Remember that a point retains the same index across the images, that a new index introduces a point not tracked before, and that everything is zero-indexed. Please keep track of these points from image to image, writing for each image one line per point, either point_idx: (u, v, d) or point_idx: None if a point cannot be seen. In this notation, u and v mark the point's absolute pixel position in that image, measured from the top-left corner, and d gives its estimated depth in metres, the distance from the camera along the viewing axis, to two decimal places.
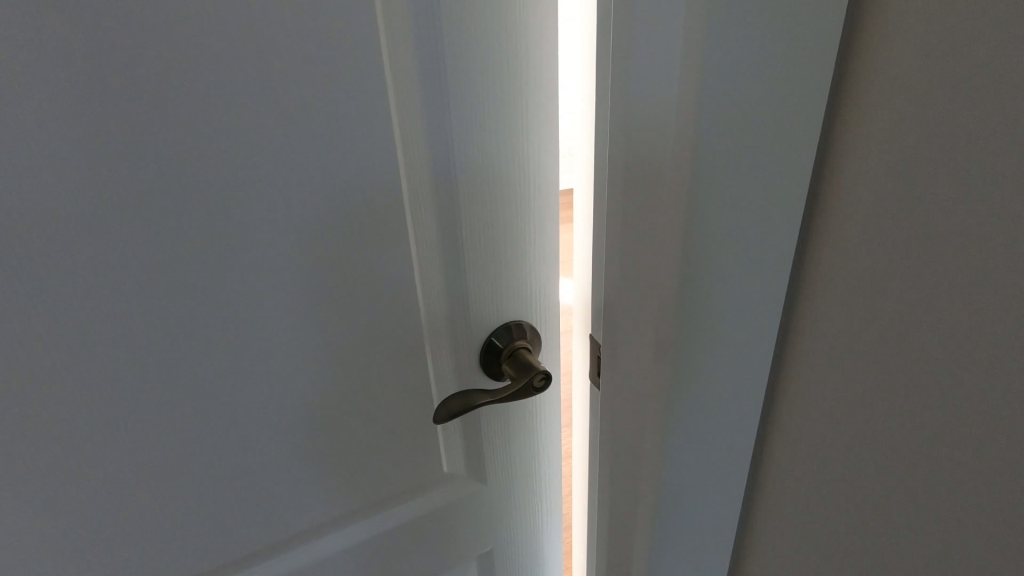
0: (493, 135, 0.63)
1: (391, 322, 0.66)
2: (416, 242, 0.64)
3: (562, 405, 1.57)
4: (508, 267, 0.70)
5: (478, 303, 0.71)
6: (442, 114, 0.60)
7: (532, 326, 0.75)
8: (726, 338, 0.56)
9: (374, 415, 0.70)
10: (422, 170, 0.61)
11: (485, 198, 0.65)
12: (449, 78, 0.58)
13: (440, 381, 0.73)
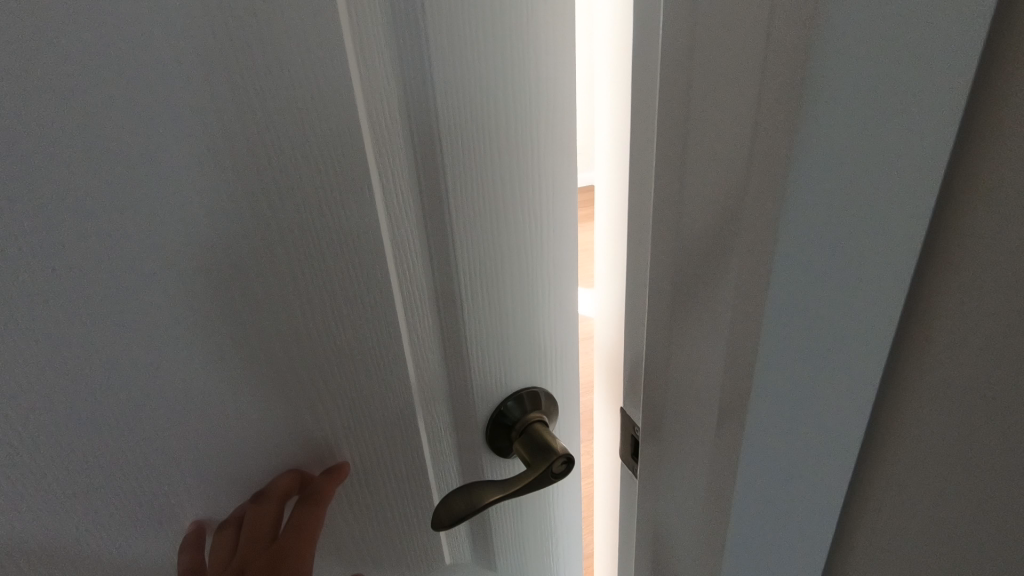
0: (484, 173, 0.59)
1: (390, 402, 0.64)
2: (409, 321, 0.62)
3: (582, 419, 1.46)
4: (510, 332, 0.68)
5: (478, 360, 0.67)
6: (433, 194, 0.58)
7: (548, 393, 0.73)
8: (794, 432, 0.47)
9: (377, 483, 0.68)
10: (415, 250, 0.59)
11: (484, 265, 0.63)
12: (438, 156, 0.56)
13: (437, 441, 0.70)
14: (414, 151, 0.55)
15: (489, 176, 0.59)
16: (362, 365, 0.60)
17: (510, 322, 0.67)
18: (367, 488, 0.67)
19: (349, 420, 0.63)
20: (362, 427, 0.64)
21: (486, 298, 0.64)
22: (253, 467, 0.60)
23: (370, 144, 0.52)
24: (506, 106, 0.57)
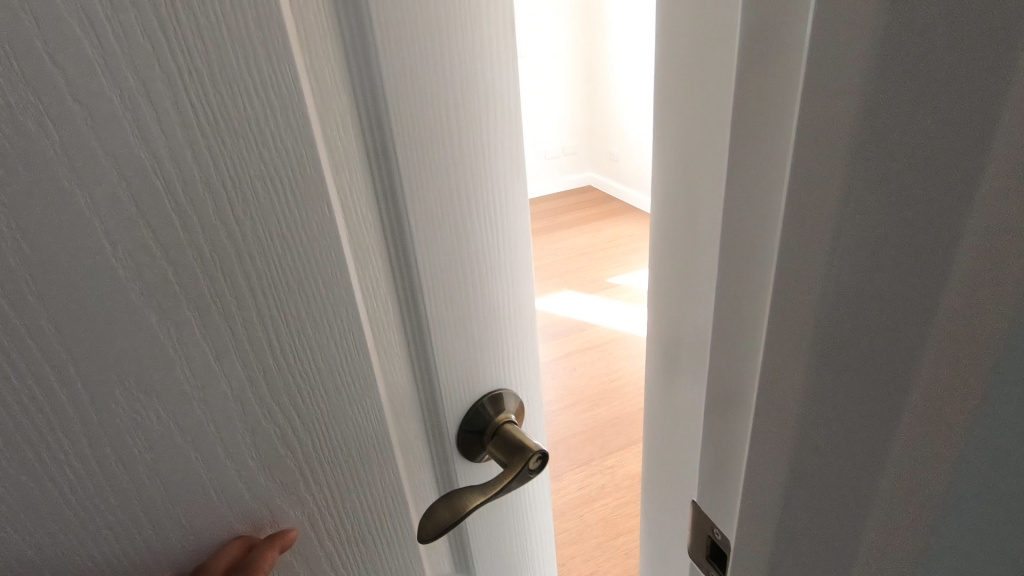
0: (448, 94, 0.42)
1: (367, 460, 0.46)
2: (371, 335, 0.44)
3: None
4: (491, 332, 0.51)
5: (457, 360, 0.50)
6: (385, 153, 0.41)
7: (495, 399, 0.54)
8: None
9: (343, 548, 0.48)
10: (365, 231, 0.42)
11: (456, 241, 0.46)
12: (392, 93, 0.40)
13: (414, 481, 0.52)
14: (360, 86, 0.39)
15: (461, 117, 0.43)
16: (325, 407, 0.43)
17: (491, 318, 0.51)
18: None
19: (315, 491, 0.45)
20: (333, 499, 0.46)
21: (456, 291, 0.48)
22: (164, 530, 0.40)
23: (305, 74, 0.36)
24: None
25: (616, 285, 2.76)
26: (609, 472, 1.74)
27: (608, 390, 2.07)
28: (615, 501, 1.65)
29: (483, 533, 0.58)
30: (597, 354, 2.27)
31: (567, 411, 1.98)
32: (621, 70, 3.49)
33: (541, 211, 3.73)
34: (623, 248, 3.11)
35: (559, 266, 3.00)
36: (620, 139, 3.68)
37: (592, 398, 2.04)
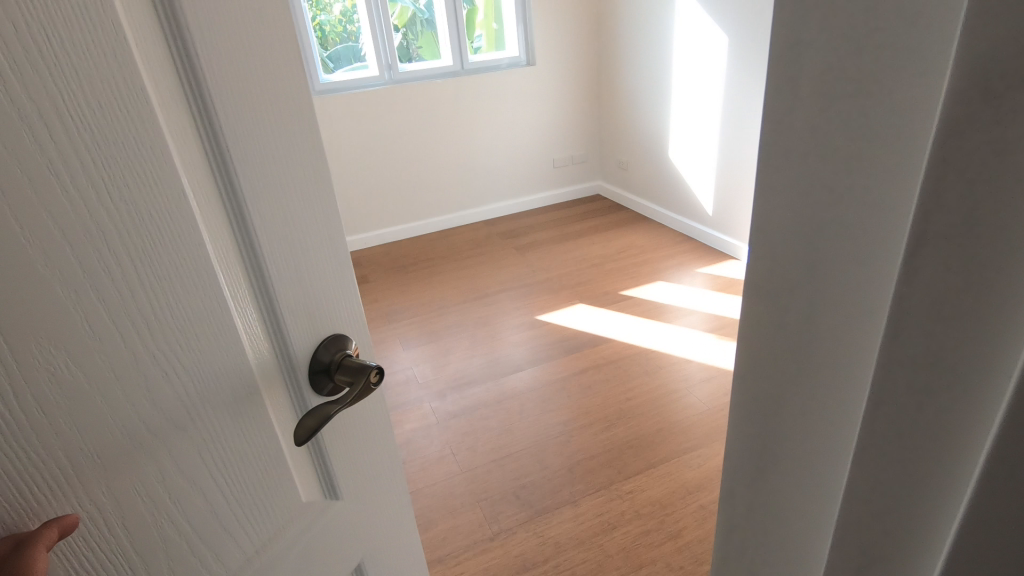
0: (254, 48, 0.44)
1: (245, 413, 0.48)
2: (225, 285, 0.46)
3: None
4: (333, 276, 0.54)
5: (302, 303, 0.52)
6: (208, 104, 0.42)
7: (344, 341, 0.57)
8: None
9: (229, 498, 0.47)
10: (198, 185, 0.43)
11: (286, 191, 0.49)
12: (208, 43, 0.41)
13: (285, 425, 0.53)
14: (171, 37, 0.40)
15: (280, 68, 0.46)
16: (193, 360, 0.43)
17: (330, 265, 0.54)
18: (240, 550, 0.49)
19: (198, 438, 0.44)
20: (214, 464, 0.46)
21: (289, 242, 0.50)
22: None
23: (124, 24, 0.36)
24: None
25: (628, 296, 2.66)
26: (630, 498, 1.61)
27: (625, 408, 1.95)
28: (636, 529, 1.52)
29: (357, 480, 0.63)
30: (612, 370, 2.15)
31: (582, 431, 1.87)
32: (631, 77, 3.41)
33: (548, 222, 3.61)
34: (636, 260, 3.00)
35: (569, 278, 2.90)
36: (630, 147, 3.60)
37: (608, 416, 1.92)
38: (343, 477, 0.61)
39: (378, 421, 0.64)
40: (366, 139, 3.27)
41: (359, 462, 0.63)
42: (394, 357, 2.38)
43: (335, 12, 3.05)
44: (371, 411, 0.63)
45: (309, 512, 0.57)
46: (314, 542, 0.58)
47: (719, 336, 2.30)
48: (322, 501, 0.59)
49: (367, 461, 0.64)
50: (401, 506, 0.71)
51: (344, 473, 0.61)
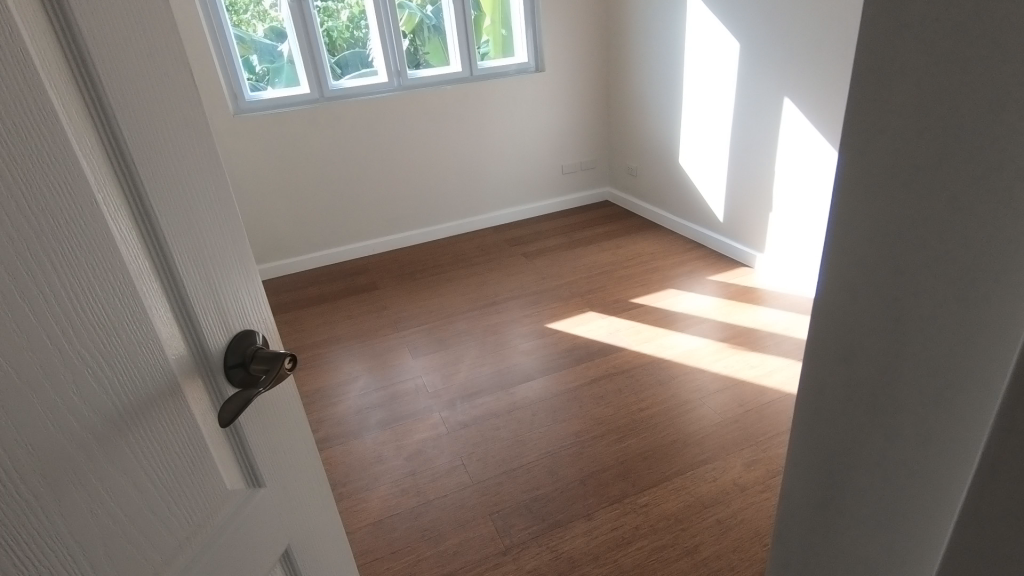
0: (146, 61, 0.46)
1: (166, 406, 0.49)
2: (140, 283, 0.47)
3: None
4: (234, 270, 0.57)
5: (211, 301, 0.54)
6: (107, 107, 0.44)
7: (255, 332, 0.59)
8: None
9: (155, 486, 0.48)
10: (105, 186, 0.45)
11: (187, 194, 0.51)
12: (104, 55, 0.43)
13: (206, 417, 0.54)
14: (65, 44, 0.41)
15: (171, 81, 0.48)
16: (111, 356, 0.44)
17: (232, 260, 0.57)
18: (169, 541, 0.50)
19: (120, 429, 0.45)
20: (139, 455, 0.47)
21: (197, 242, 0.52)
22: None
23: (27, 37, 0.38)
24: None
25: (638, 304, 2.63)
26: (644, 512, 1.58)
27: (638, 419, 1.91)
28: (651, 544, 1.49)
29: (276, 466, 0.65)
30: (623, 380, 2.12)
31: (594, 442, 1.84)
32: (640, 83, 3.39)
33: (555, 230, 3.58)
34: (647, 267, 2.97)
35: (578, 286, 2.87)
36: (639, 153, 3.58)
37: (620, 427, 1.89)
38: (263, 465, 0.63)
39: (288, 405, 0.67)
40: (374, 145, 3.27)
41: (275, 448, 0.65)
42: (401, 365, 2.37)
43: (343, 18, 3.05)
44: (281, 395, 0.65)
45: (235, 501, 0.58)
46: (245, 531, 0.59)
47: (733, 345, 2.26)
48: (246, 490, 0.60)
49: (283, 446, 0.66)
50: (317, 488, 0.73)
51: (264, 460, 0.63)
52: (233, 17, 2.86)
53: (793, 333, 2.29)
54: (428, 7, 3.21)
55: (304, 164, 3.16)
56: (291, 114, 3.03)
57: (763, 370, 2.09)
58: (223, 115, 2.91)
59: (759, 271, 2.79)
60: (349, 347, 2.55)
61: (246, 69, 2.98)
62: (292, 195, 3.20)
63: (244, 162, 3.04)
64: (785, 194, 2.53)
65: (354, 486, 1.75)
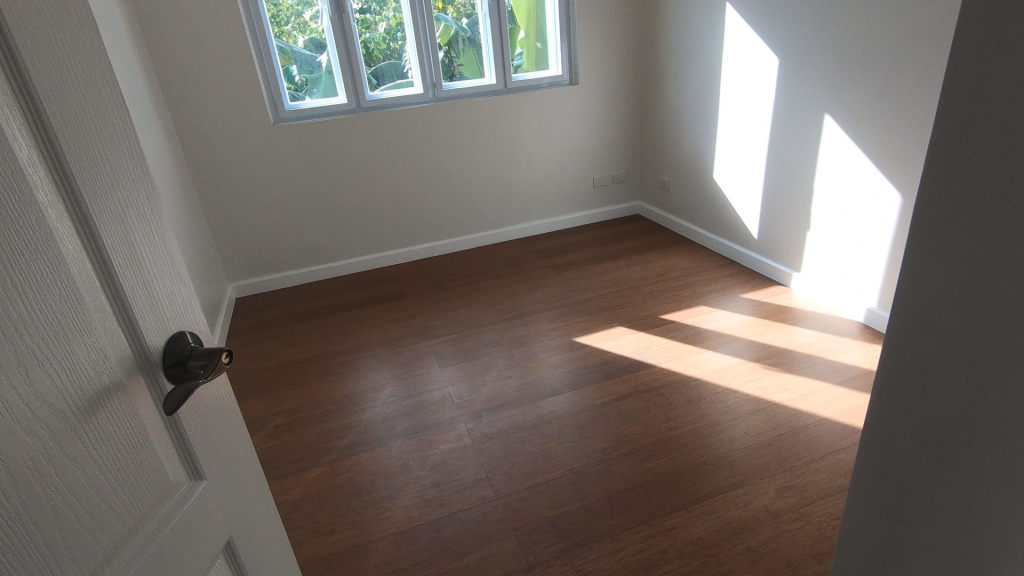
0: (77, 94, 0.52)
1: (109, 399, 0.53)
2: (86, 289, 0.52)
3: None
4: (165, 275, 0.62)
5: (148, 306, 0.59)
6: (49, 128, 0.49)
7: (189, 333, 0.64)
8: None
9: (102, 471, 0.52)
10: (50, 198, 0.49)
11: (119, 211, 0.56)
12: (46, 87, 0.48)
13: (145, 409, 0.58)
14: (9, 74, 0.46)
15: (98, 111, 0.54)
16: (60, 353, 0.48)
17: (161, 265, 0.61)
18: (118, 529, 0.54)
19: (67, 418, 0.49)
20: (85, 442, 0.50)
21: (132, 253, 0.57)
22: None
23: None
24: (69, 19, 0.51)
25: (668, 321, 2.59)
26: (671, 535, 1.54)
27: (666, 439, 1.88)
28: (678, 568, 1.45)
29: (215, 458, 0.68)
30: (652, 399, 2.08)
31: (620, 460, 1.81)
32: (674, 96, 3.36)
33: (584, 243, 3.56)
34: (679, 283, 2.93)
35: (606, 300, 2.84)
36: (671, 167, 3.54)
37: (649, 446, 1.85)
38: (203, 458, 0.66)
39: (220, 398, 0.70)
40: (408, 155, 3.31)
41: (213, 441, 0.68)
42: (428, 373, 2.37)
43: (380, 30, 3.10)
44: (214, 389, 0.69)
45: (177, 493, 0.62)
46: (187, 522, 0.62)
47: (766, 366, 2.20)
48: (188, 484, 0.64)
49: (219, 437, 0.69)
50: (251, 479, 0.76)
51: (204, 453, 0.66)
52: (276, 28, 2.94)
53: (828, 356, 2.21)
54: (464, 19, 3.24)
55: (339, 173, 3.22)
56: (328, 123, 3.09)
57: (797, 394, 2.02)
58: (263, 123, 2.99)
59: (796, 291, 2.71)
60: (377, 353, 2.57)
61: (286, 78, 3.06)
62: (327, 202, 3.25)
63: (282, 169, 3.11)
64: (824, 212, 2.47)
65: (379, 494, 1.76)
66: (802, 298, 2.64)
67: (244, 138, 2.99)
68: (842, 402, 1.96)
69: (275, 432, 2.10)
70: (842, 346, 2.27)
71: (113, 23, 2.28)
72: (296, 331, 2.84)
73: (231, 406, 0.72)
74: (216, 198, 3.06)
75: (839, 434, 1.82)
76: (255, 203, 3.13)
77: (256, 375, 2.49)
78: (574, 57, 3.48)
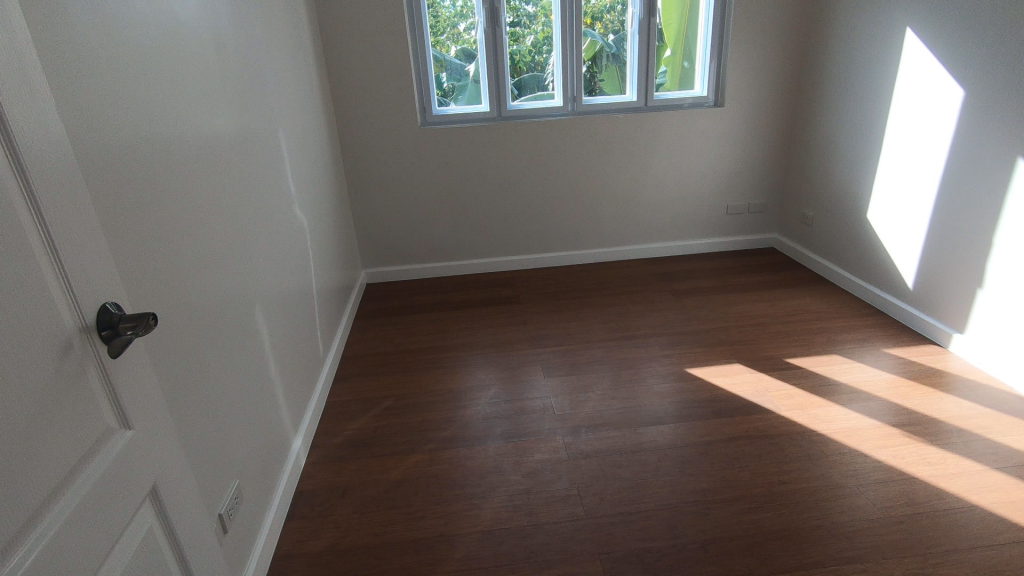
0: (33, 121, 0.66)
1: (55, 350, 0.68)
2: (39, 269, 0.66)
3: None
4: (95, 261, 0.76)
5: (82, 284, 0.73)
6: (11, 135, 0.63)
7: (115, 302, 0.79)
8: None
9: (50, 400, 0.67)
10: (14, 190, 0.63)
11: (63, 211, 0.70)
12: (12, 114, 0.63)
13: (83, 362, 0.72)
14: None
15: (49, 131, 0.69)
16: (18, 315, 0.63)
17: (93, 253, 0.76)
18: (67, 456, 0.68)
19: (23, 360, 0.63)
20: (35, 378, 0.65)
21: (72, 244, 0.72)
22: None
23: None
24: (24, 64, 0.66)
25: (793, 366, 2.39)
26: None
27: (777, 492, 1.73)
28: None
29: (140, 413, 0.82)
30: (765, 446, 1.93)
31: (721, 505, 1.70)
32: (831, 126, 3.11)
33: (714, 271, 3.40)
34: (811, 326, 2.71)
35: (724, 334, 2.70)
36: (818, 201, 3.28)
37: (755, 497, 1.72)
38: (131, 410, 0.80)
39: (143, 363, 0.85)
40: (538, 166, 3.38)
41: (139, 397, 0.82)
42: (531, 381, 2.40)
43: (527, 43, 3.20)
44: (139, 353, 0.83)
45: (110, 437, 0.76)
46: (119, 462, 0.76)
47: (905, 434, 1.95)
48: (119, 431, 0.78)
49: (144, 395, 0.84)
50: (172, 439, 0.90)
51: (132, 406, 0.81)
52: (434, 38, 3.15)
53: (987, 435, 1.91)
54: (610, 36, 3.24)
55: (471, 176, 3.36)
56: (469, 130, 3.25)
57: (940, 471, 1.77)
58: (412, 124, 3.21)
59: (956, 356, 2.37)
60: (484, 353, 2.65)
61: (436, 85, 3.25)
62: (456, 203, 3.41)
63: (419, 169, 3.31)
64: (1003, 273, 2.14)
65: (470, 490, 1.80)
66: (960, 363, 2.31)
67: (391, 138, 3.23)
68: (998, 491, 1.68)
69: (386, 412, 2.24)
70: (1006, 426, 1.94)
71: (299, 28, 2.57)
72: (416, 321, 3.01)
73: (151, 372, 0.86)
74: (358, 190, 3.33)
75: (992, 527, 1.56)
76: (392, 198, 3.37)
77: (376, 357, 2.67)
78: (722, 78, 3.34)
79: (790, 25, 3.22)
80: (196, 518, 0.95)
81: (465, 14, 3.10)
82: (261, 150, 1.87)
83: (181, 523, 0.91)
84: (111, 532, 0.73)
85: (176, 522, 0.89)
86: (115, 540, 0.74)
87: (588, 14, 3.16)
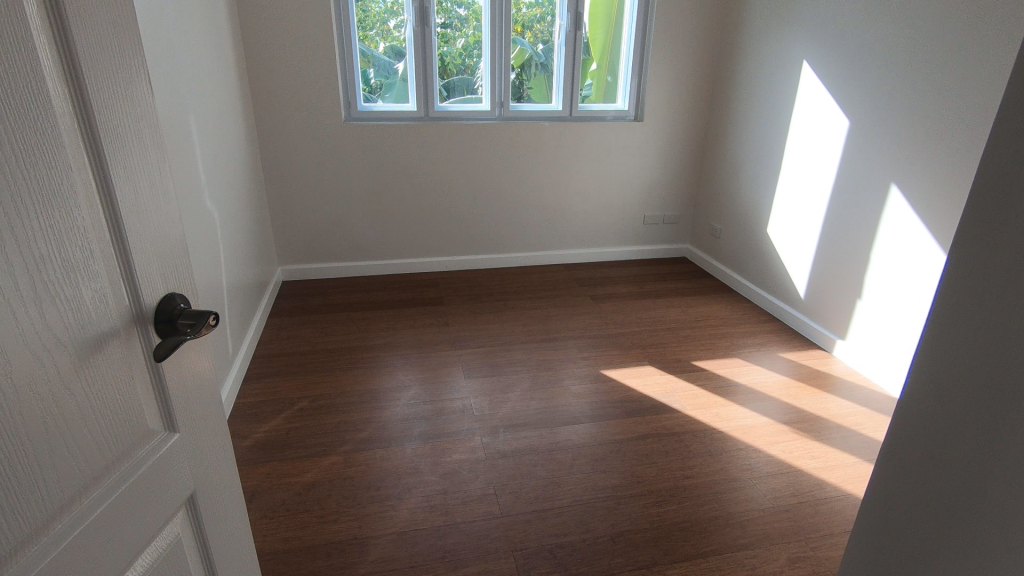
0: (117, 103, 0.62)
1: (107, 341, 0.62)
2: (101, 255, 0.60)
3: None
4: (167, 253, 0.71)
5: (148, 275, 0.67)
6: (88, 102, 0.58)
7: (182, 294, 0.73)
8: None
9: (97, 394, 0.61)
10: (81, 165, 0.57)
11: (139, 197, 0.65)
12: (97, 93, 0.58)
13: (133, 358, 0.66)
14: (63, 55, 0.55)
15: (132, 115, 0.64)
16: (73, 305, 0.57)
17: (167, 245, 0.71)
18: (98, 459, 0.61)
19: (72, 351, 0.57)
20: (82, 372, 0.58)
21: (147, 235, 0.66)
22: None
23: (50, 76, 0.53)
24: (116, 44, 0.62)
25: (700, 368, 2.55)
26: None
27: (681, 486, 1.84)
28: None
29: (188, 416, 0.76)
30: (672, 444, 2.05)
31: (630, 500, 1.78)
32: (737, 145, 3.34)
33: (628, 278, 3.56)
34: (720, 330, 2.91)
35: (638, 337, 2.83)
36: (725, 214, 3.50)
37: (661, 491, 1.82)
38: (179, 413, 0.74)
39: (202, 361, 0.79)
40: (468, 168, 3.40)
41: (189, 398, 0.76)
42: (452, 382, 2.40)
43: (458, 45, 3.20)
44: (196, 351, 0.77)
45: (153, 440, 0.70)
46: (158, 467, 0.69)
47: (795, 430, 2.13)
48: (162, 434, 0.72)
49: (196, 396, 0.78)
50: (218, 444, 0.84)
51: (180, 408, 0.74)
52: (361, 32, 3.08)
53: (863, 431, 2.12)
54: (540, 45, 3.32)
55: (401, 174, 3.33)
56: (398, 128, 3.21)
57: (825, 463, 1.96)
58: (337, 119, 3.13)
59: (840, 359, 2.62)
60: (404, 354, 2.62)
61: (363, 80, 3.20)
62: (382, 201, 3.36)
63: (346, 164, 3.23)
64: (879, 285, 2.39)
65: (386, 492, 1.78)
66: (842, 367, 2.56)
67: (319, 132, 3.13)
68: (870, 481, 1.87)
69: (298, 413, 2.17)
70: (879, 423, 2.17)
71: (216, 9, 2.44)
72: (333, 321, 2.93)
73: (206, 373, 0.80)
74: (279, 185, 3.20)
75: None
76: (318, 194, 3.27)
77: (294, 357, 2.58)
78: (641, 94, 3.50)
79: (703, 49, 3.43)
80: (228, 525, 0.89)
81: (396, 11, 3.06)
82: (172, 140, 1.77)
83: (213, 531, 0.84)
84: (136, 544, 0.67)
85: (208, 531, 0.83)
86: (139, 552, 0.68)
87: (519, 23, 3.22)
